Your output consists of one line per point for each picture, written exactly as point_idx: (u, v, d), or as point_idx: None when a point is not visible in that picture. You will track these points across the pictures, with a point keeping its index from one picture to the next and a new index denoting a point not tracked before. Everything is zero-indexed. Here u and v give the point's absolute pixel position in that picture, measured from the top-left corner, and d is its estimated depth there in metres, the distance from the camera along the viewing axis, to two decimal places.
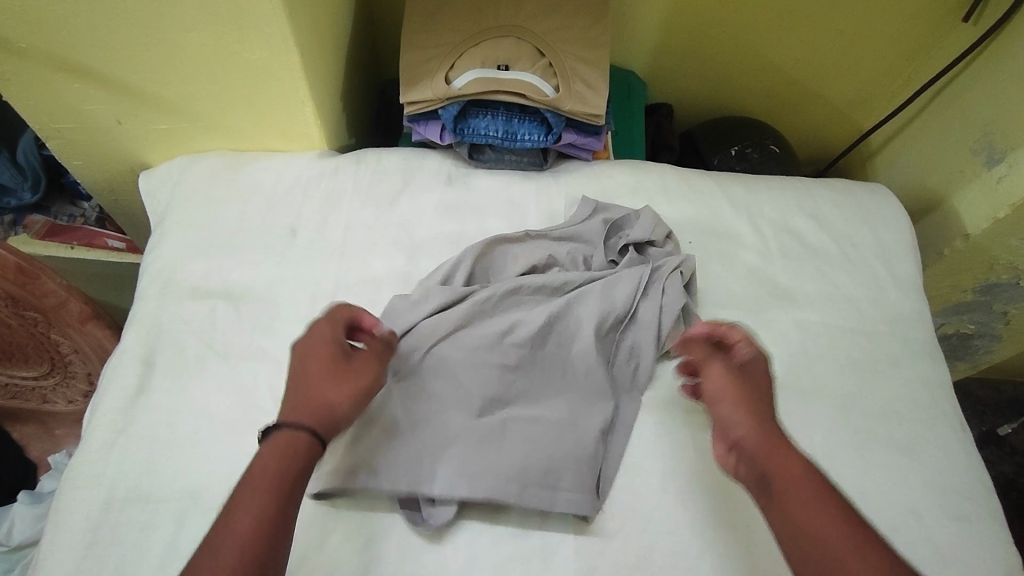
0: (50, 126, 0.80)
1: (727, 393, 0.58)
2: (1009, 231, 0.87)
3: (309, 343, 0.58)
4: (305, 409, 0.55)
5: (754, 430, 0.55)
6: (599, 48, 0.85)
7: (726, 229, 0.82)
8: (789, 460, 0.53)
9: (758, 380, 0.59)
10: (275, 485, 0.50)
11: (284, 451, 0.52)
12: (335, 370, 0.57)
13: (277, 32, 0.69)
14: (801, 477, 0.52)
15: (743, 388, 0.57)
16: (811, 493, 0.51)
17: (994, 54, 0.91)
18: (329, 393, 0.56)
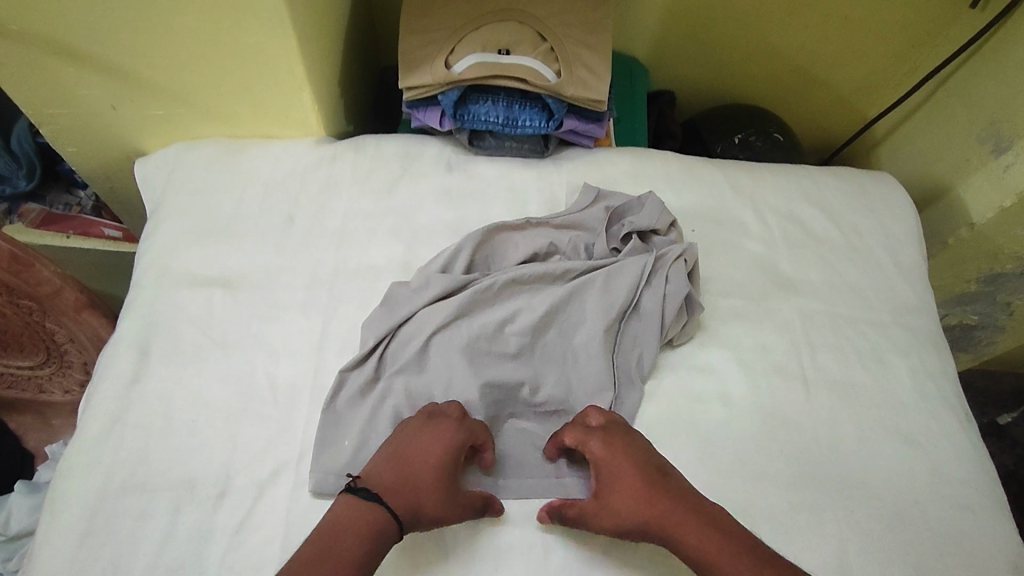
0: (43, 111, 0.79)
1: (606, 517, 0.55)
2: (1016, 220, 0.85)
3: (434, 431, 0.57)
4: (402, 496, 0.53)
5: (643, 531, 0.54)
6: (602, 32, 0.84)
7: (730, 217, 0.81)
8: (691, 536, 0.53)
9: (619, 477, 0.56)
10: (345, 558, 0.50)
11: (364, 526, 0.51)
12: (444, 480, 0.55)
13: (273, 15, 0.67)
14: (706, 547, 0.52)
15: (614, 503, 0.55)
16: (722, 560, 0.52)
17: (1002, 41, 0.90)
18: (423, 496, 0.54)
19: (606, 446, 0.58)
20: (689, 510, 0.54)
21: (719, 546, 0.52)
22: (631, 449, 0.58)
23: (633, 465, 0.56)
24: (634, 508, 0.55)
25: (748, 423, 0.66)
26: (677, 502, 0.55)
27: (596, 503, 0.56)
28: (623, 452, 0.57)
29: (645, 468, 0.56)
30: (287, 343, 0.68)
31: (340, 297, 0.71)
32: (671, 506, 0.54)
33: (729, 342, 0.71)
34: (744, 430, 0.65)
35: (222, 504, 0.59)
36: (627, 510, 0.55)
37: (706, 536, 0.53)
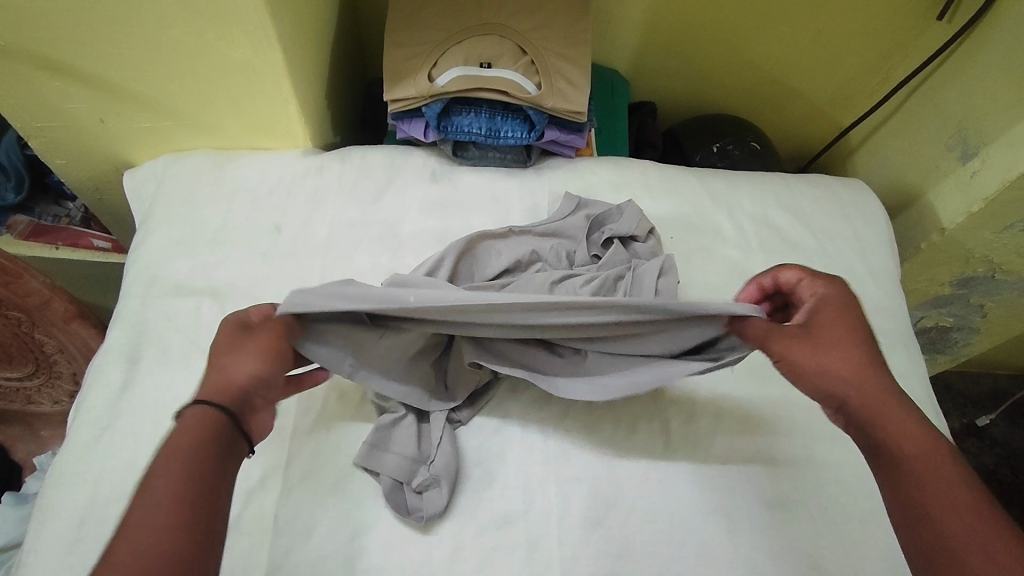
0: (32, 125, 0.80)
1: (805, 364, 0.52)
2: (984, 225, 0.88)
3: (217, 343, 0.54)
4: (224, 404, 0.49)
5: (853, 389, 0.51)
6: (582, 45, 0.86)
7: (707, 223, 0.83)
8: (891, 417, 0.49)
9: (832, 330, 0.53)
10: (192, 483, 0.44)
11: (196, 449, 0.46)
12: (235, 349, 0.53)
13: (259, 29, 0.69)
14: (906, 435, 0.48)
15: (825, 350, 0.52)
16: (919, 453, 0.47)
17: (968, 52, 0.93)
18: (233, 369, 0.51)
19: (824, 300, 0.56)
20: (895, 396, 0.50)
21: (921, 443, 0.48)
22: (856, 318, 0.55)
23: (852, 331, 0.53)
24: (849, 367, 0.51)
25: (726, 421, 0.68)
26: (885, 383, 0.51)
27: (800, 345, 0.53)
28: (845, 312, 0.55)
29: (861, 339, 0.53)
30: None
31: None
32: (879, 384, 0.51)
33: None
34: (723, 429, 0.67)
35: None
36: (832, 364, 0.52)
37: (908, 426, 0.49)
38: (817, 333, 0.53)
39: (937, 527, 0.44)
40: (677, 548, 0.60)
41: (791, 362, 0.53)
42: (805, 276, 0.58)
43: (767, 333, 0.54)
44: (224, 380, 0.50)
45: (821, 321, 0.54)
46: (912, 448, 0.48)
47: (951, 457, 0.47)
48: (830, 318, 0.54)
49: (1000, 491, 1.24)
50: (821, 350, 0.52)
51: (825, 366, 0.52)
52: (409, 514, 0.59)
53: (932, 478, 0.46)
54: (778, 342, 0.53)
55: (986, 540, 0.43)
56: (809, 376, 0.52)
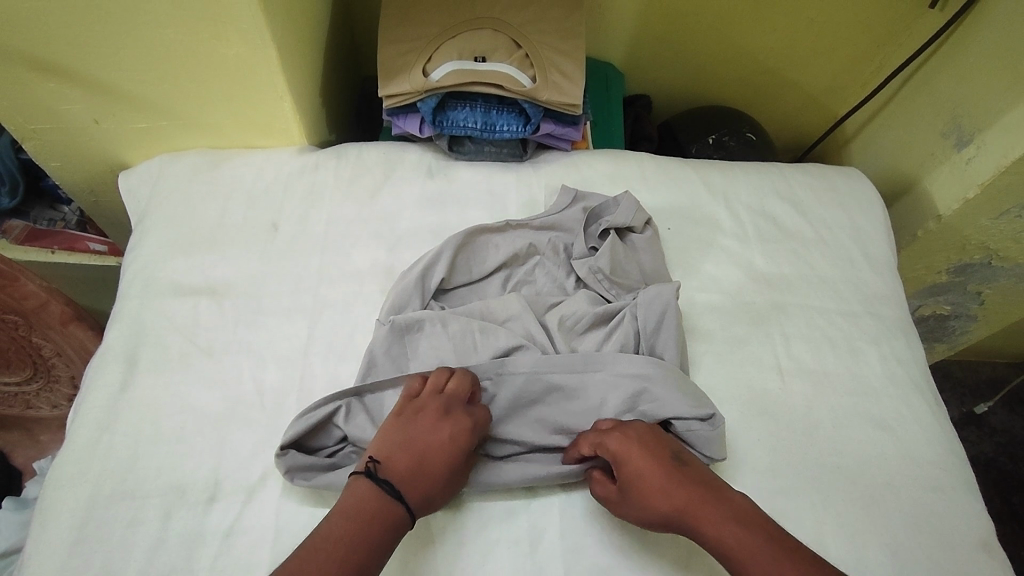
0: (26, 127, 0.79)
1: (636, 513, 0.55)
2: (979, 211, 0.88)
3: (439, 436, 0.57)
4: (419, 486, 0.54)
5: (671, 518, 0.54)
6: (576, 37, 0.86)
7: (703, 214, 0.83)
8: (712, 525, 0.52)
9: (641, 478, 0.56)
10: (374, 541, 0.51)
11: (388, 514, 0.52)
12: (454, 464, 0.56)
13: (253, 27, 0.69)
14: (735, 539, 0.51)
15: (633, 509, 0.56)
16: (750, 554, 0.50)
17: (960, 40, 0.93)
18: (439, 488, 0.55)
19: (626, 444, 0.57)
20: (715, 501, 0.54)
21: (744, 541, 0.51)
22: (649, 444, 0.58)
23: (654, 456, 0.57)
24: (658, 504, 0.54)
25: (727, 412, 0.68)
26: (696, 491, 0.54)
27: (624, 505, 0.56)
28: (645, 451, 0.57)
29: (658, 460, 0.56)
30: (275, 350, 0.69)
31: (325, 302, 0.73)
32: (694, 496, 0.54)
33: (706, 335, 0.73)
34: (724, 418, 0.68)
35: (213, 507, 0.60)
36: (653, 502, 0.55)
37: (732, 532, 0.52)
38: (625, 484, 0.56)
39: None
40: (681, 540, 0.60)
41: (630, 520, 0.56)
42: (597, 437, 0.59)
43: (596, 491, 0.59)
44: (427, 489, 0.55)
45: (625, 473, 0.56)
46: (739, 552, 0.51)
47: (769, 545, 0.51)
48: (635, 462, 0.56)
49: (1000, 479, 1.24)
50: (630, 506, 0.56)
51: (642, 514, 0.55)
52: None
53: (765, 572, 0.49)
54: (607, 501, 0.58)
55: None
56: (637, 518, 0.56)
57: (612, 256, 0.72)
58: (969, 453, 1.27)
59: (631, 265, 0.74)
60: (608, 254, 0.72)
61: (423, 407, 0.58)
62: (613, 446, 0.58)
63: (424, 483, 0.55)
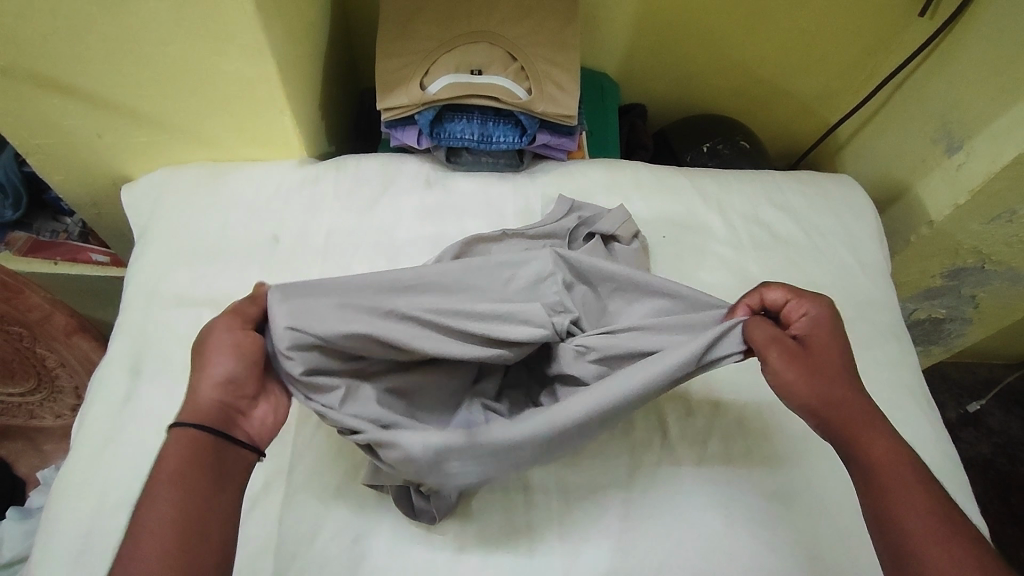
0: (30, 142, 0.81)
1: (811, 375, 0.53)
2: (971, 216, 0.89)
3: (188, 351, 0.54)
4: (188, 403, 0.50)
5: (827, 391, 0.53)
6: (571, 49, 0.87)
7: (698, 221, 0.85)
8: (870, 423, 0.51)
9: (826, 351, 0.55)
10: (170, 470, 0.46)
11: (170, 446, 0.48)
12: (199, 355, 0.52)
13: (253, 44, 0.70)
14: (889, 446, 0.50)
15: (793, 362, 0.54)
16: (898, 463, 0.49)
17: (949, 47, 0.95)
18: (202, 381, 0.51)
19: (827, 327, 0.56)
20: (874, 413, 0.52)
21: (895, 453, 0.49)
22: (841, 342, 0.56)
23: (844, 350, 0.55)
24: (826, 377, 0.53)
25: (722, 417, 0.69)
26: (863, 396, 0.53)
27: (797, 361, 0.54)
28: (836, 336, 0.56)
29: (844, 353, 0.55)
30: None
31: None
32: (862, 400, 0.52)
33: None
34: (719, 423, 0.69)
35: None
36: (826, 373, 0.53)
37: (888, 441, 0.50)
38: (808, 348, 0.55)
39: (896, 516, 0.46)
40: (677, 544, 0.61)
41: (783, 372, 0.54)
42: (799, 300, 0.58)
43: (765, 338, 0.56)
44: (198, 396, 0.50)
45: (813, 338, 0.56)
46: (884, 464, 0.49)
47: (911, 463, 0.49)
48: (829, 340, 0.55)
49: (998, 480, 1.25)
50: (795, 359, 0.54)
51: (803, 370, 0.54)
52: (417, 514, 0.60)
53: (905, 478, 0.48)
54: (776, 347, 0.55)
55: (955, 550, 0.44)
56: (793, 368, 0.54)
57: (589, 258, 0.74)
58: (965, 455, 1.28)
59: None
60: (583, 255, 0.74)
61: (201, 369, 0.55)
62: (815, 316, 0.57)
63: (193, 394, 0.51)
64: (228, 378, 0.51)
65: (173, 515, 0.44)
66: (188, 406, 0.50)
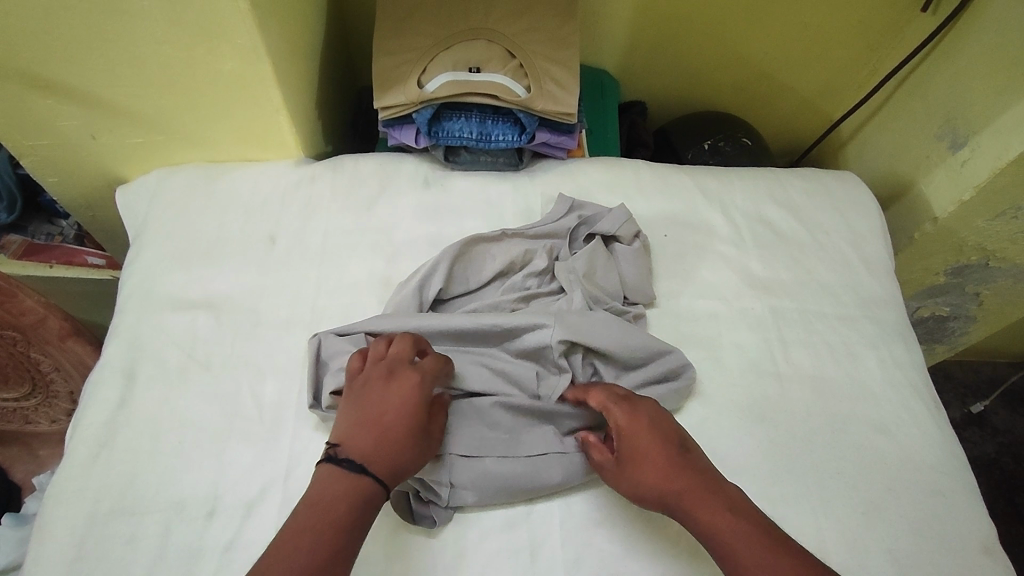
0: (23, 144, 0.79)
1: (631, 487, 0.56)
2: (976, 213, 0.88)
3: (391, 402, 0.57)
4: (382, 458, 0.54)
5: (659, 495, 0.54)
6: (570, 46, 0.86)
7: (700, 220, 0.83)
8: (703, 511, 0.52)
9: (641, 454, 0.56)
10: (346, 519, 0.51)
11: (354, 487, 0.52)
12: (416, 422, 0.57)
13: (248, 43, 0.69)
14: (724, 526, 0.51)
15: (623, 480, 0.57)
16: (740, 541, 0.50)
17: (953, 42, 0.94)
18: (405, 452, 0.55)
19: (634, 420, 0.58)
20: (708, 492, 0.53)
21: (734, 530, 0.51)
22: (660, 425, 0.58)
23: (662, 435, 0.57)
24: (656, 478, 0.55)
25: (726, 418, 0.68)
26: (697, 479, 0.54)
27: (618, 476, 0.57)
28: (652, 425, 0.57)
29: (666, 443, 0.56)
30: (273, 362, 0.69)
31: (323, 314, 0.73)
32: (693, 485, 0.54)
33: (704, 342, 0.73)
34: (723, 424, 0.67)
35: (213, 522, 0.60)
36: (650, 481, 0.55)
37: (721, 519, 0.52)
38: (627, 460, 0.57)
39: None
40: (681, 548, 0.60)
41: (626, 491, 0.57)
42: (607, 401, 0.60)
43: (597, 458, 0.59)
44: (395, 458, 0.55)
45: (628, 445, 0.57)
46: (727, 545, 0.51)
47: (748, 532, 0.51)
48: (642, 436, 0.57)
49: (1003, 480, 1.24)
50: (622, 476, 0.57)
51: (630, 486, 0.56)
52: (417, 521, 0.59)
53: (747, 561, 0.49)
54: (606, 471, 0.58)
55: None
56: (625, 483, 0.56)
57: (589, 259, 0.73)
58: (970, 454, 1.27)
59: (620, 275, 0.74)
60: (584, 256, 0.74)
61: (369, 379, 0.59)
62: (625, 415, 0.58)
63: (390, 452, 0.55)
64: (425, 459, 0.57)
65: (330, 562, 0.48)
66: (382, 460, 0.54)
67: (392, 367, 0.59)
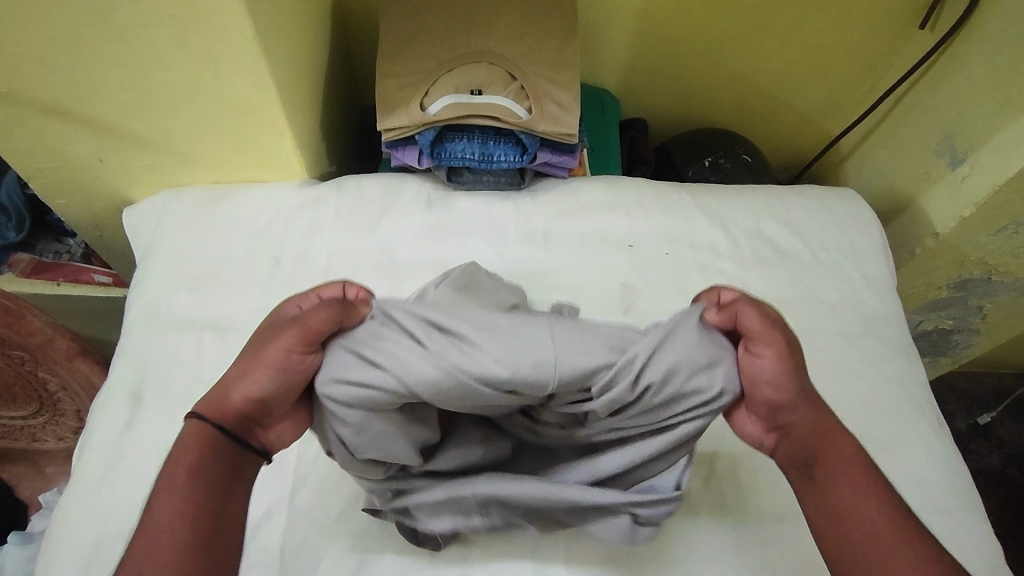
0: (32, 167, 0.81)
1: (773, 372, 0.51)
2: (977, 229, 0.89)
3: (246, 344, 0.52)
4: (214, 397, 0.50)
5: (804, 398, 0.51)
6: (571, 68, 0.87)
7: (701, 238, 0.84)
8: (837, 439, 0.50)
9: (800, 355, 0.53)
10: (184, 467, 0.47)
11: (186, 436, 0.49)
12: (252, 350, 0.50)
13: (253, 67, 0.70)
14: (847, 455, 0.49)
15: (779, 367, 0.51)
16: (860, 472, 0.48)
17: (951, 59, 0.94)
18: (231, 379, 0.50)
19: (791, 329, 0.55)
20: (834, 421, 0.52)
21: (856, 459, 0.49)
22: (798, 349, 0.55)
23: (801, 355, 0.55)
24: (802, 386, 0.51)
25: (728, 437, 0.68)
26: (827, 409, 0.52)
27: (778, 363, 0.51)
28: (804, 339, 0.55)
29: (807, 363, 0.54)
30: None
31: None
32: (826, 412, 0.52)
33: None
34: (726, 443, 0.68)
35: None
36: (800, 382, 0.52)
37: (851, 450, 0.50)
38: (791, 351, 0.52)
39: (877, 535, 0.45)
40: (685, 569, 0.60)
41: (770, 379, 0.51)
42: (762, 302, 0.56)
43: (754, 334, 0.52)
44: (224, 396, 0.49)
45: (794, 342, 0.53)
46: (848, 468, 0.49)
47: (870, 467, 0.49)
48: (795, 336, 0.54)
49: (1009, 492, 1.23)
50: (780, 362, 0.51)
51: (781, 377, 0.51)
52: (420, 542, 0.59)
53: (864, 495, 0.47)
54: (759, 351, 0.51)
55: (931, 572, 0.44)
56: (780, 373, 0.51)
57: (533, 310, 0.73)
58: (975, 467, 1.26)
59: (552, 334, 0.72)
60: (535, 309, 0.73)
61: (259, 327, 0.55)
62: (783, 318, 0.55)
63: (222, 393, 0.50)
64: (265, 385, 0.48)
65: (170, 519, 0.45)
66: (211, 403, 0.50)
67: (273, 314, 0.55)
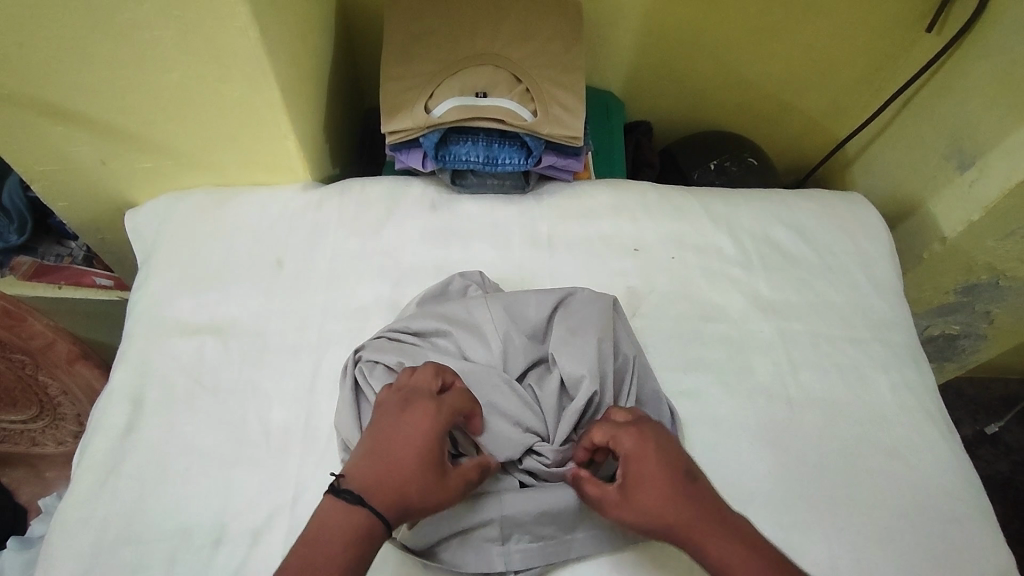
0: (35, 169, 0.80)
1: (626, 517, 0.54)
2: (986, 234, 0.88)
3: (405, 436, 0.54)
4: (382, 489, 0.52)
5: (671, 520, 0.52)
6: (576, 70, 0.87)
7: (708, 242, 0.83)
8: (711, 545, 0.51)
9: (644, 484, 0.54)
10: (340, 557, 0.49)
11: (355, 524, 0.50)
12: (430, 459, 0.53)
13: (257, 69, 0.70)
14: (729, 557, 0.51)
15: (628, 515, 0.54)
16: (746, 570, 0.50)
17: (958, 62, 0.94)
18: (412, 487, 0.52)
19: (641, 444, 0.56)
20: (715, 520, 0.52)
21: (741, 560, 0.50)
22: (665, 452, 0.55)
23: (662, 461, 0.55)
24: (662, 512, 0.53)
25: (735, 444, 0.67)
26: (700, 507, 0.53)
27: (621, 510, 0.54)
28: (656, 457, 0.55)
29: (668, 470, 0.54)
30: (280, 389, 0.69)
31: (331, 339, 0.73)
32: (698, 514, 0.52)
33: (714, 366, 0.73)
34: (734, 451, 0.67)
35: (219, 551, 0.59)
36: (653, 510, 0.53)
37: (733, 549, 0.51)
38: (631, 490, 0.54)
39: None
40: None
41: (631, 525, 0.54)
42: (611, 431, 0.57)
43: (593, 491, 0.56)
44: (396, 493, 0.52)
45: (633, 475, 0.55)
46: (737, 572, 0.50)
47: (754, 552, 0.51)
48: (643, 464, 0.55)
49: (1017, 500, 1.22)
50: (626, 514, 0.54)
51: (638, 521, 0.53)
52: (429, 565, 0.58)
53: None
54: (609, 510, 0.55)
55: None
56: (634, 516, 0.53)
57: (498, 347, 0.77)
58: (983, 474, 1.25)
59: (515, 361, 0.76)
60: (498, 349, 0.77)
61: (386, 406, 0.57)
62: (628, 443, 0.56)
63: (393, 486, 0.52)
64: (435, 504, 0.53)
65: None
66: (384, 496, 0.52)
67: (408, 394, 0.57)
